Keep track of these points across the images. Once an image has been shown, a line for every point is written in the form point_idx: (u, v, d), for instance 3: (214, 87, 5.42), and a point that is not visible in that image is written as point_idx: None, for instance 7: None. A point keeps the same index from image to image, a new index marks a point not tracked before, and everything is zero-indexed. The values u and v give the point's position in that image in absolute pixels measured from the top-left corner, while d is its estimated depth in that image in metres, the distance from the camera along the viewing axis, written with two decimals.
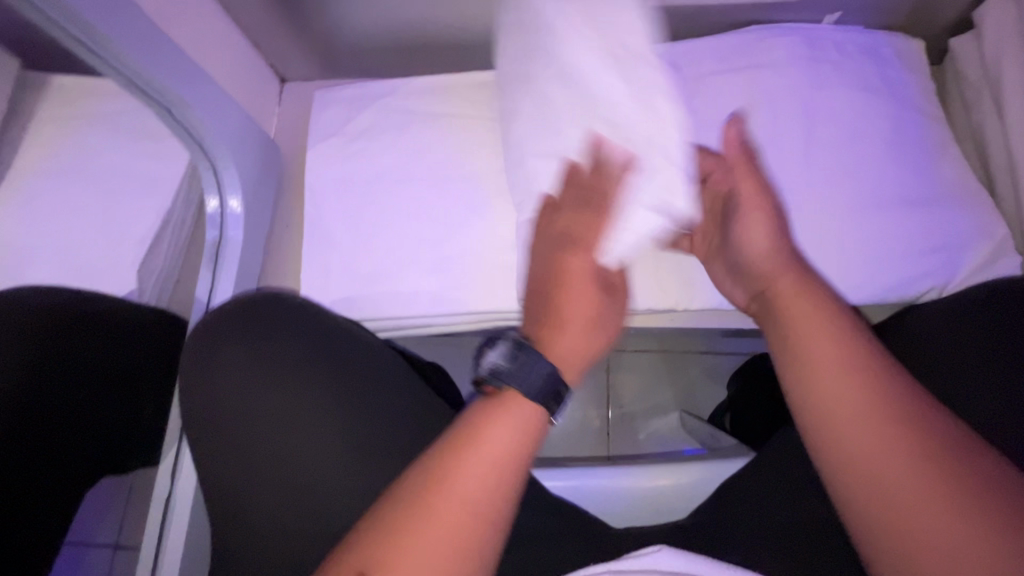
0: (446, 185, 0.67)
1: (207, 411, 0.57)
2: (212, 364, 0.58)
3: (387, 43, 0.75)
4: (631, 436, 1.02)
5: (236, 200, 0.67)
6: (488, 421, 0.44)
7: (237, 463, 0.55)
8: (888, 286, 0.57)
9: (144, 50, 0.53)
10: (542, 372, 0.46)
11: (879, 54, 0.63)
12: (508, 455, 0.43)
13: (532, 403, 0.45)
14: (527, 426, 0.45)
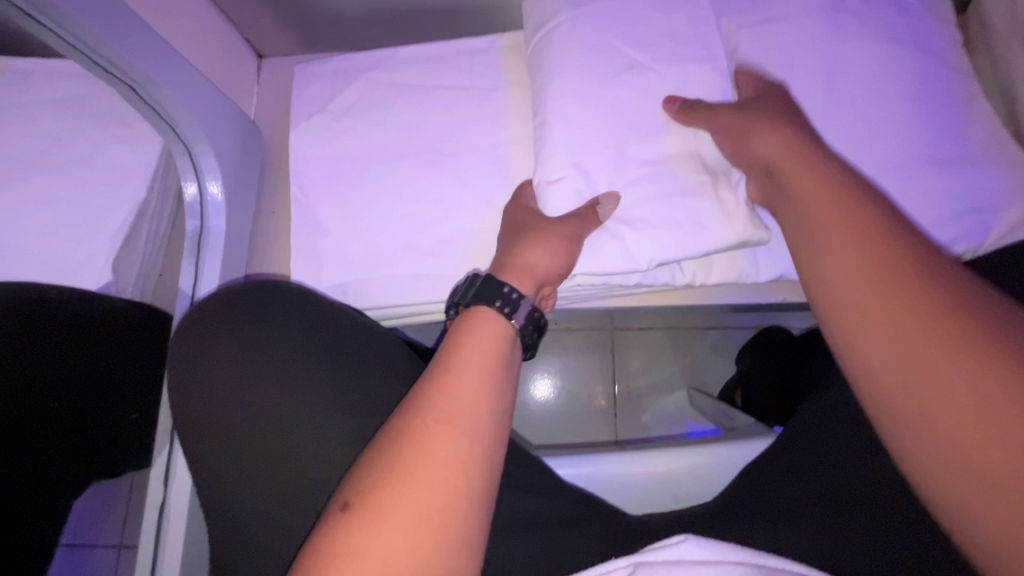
0: (440, 162, 0.63)
1: (194, 400, 0.54)
2: (195, 352, 0.55)
3: (372, 11, 0.70)
4: (637, 417, 0.99)
5: (216, 186, 0.62)
6: (460, 344, 0.45)
7: (237, 453, 0.52)
8: None
9: (106, 22, 0.47)
10: (485, 282, 0.50)
11: (902, 2, 0.58)
12: (484, 367, 0.44)
13: (478, 305, 0.48)
14: (499, 335, 0.47)
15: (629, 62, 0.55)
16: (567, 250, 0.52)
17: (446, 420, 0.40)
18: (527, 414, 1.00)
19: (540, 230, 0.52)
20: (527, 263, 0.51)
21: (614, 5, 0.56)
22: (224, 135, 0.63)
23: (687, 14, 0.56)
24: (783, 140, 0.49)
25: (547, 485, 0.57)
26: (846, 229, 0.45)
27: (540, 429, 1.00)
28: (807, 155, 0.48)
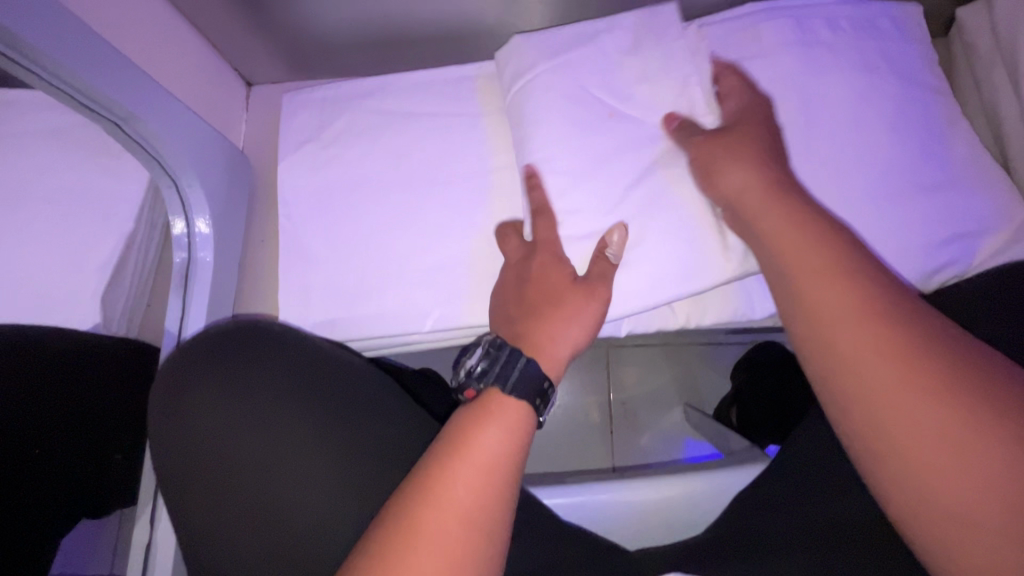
0: (427, 192, 0.63)
1: (181, 462, 0.53)
2: (185, 412, 0.54)
3: (360, 40, 0.70)
4: (634, 438, 0.98)
5: (204, 222, 0.62)
6: (471, 428, 0.44)
7: (220, 502, 0.52)
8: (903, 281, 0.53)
9: (83, 60, 0.46)
10: (528, 371, 0.47)
11: (877, 28, 0.59)
12: (500, 463, 0.43)
13: (516, 398, 0.46)
14: (519, 422, 0.46)
15: (611, 110, 0.56)
16: (588, 319, 0.51)
17: (446, 522, 0.39)
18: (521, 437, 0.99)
19: (572, 305, 0.51)
20: (552, 334, 0.50)
21: (588, 48, 0.57)
22: (211, 167, 0.62)
23: (657, 48, 0.56)
24: (752, 177, 0.49)
25: (538, 520, 0.57)
26: (844, 284, 0.44)
27: (537, 451, 0.99)
28: (784, 199, 0.48)
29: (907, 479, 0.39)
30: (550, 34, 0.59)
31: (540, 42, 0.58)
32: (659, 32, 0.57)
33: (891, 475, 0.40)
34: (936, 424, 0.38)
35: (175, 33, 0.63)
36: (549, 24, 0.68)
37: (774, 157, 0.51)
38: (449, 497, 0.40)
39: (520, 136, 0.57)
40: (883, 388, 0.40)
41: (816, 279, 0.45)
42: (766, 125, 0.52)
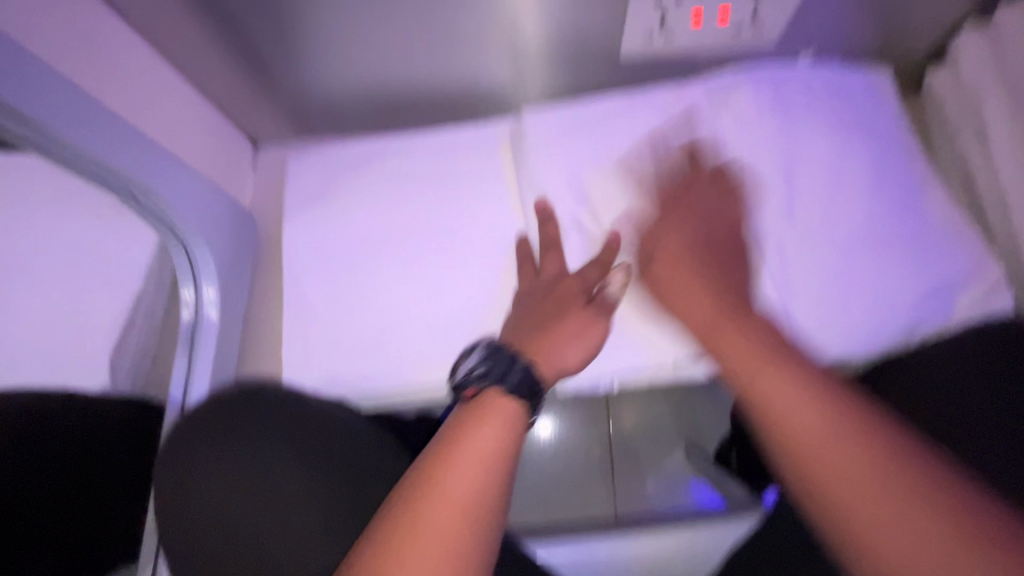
0: (426, 250, 0.65)
1: (183, 507, 0.55)
2: (191, 457, 0.56)
3: (363, 104, 0.74)
4: (638, 483, 0.96)
5: (212, 290, 0.65)
6: (466, 430, 0.43)
7: (208, 558, 0.52)
8: (889, 337, 0.55)
9: (85, 132, 0.49)
10: (524, 371, 0.47)
11: (850, 94, 0.63)
12: (490, 462, 0.42)
13: (512, 399, 0.45)
14: (509, 423, 0.44)
15: (636, 184, 0.61)
16: (592, 334, 0.53)
17: (447, 521, 0.38)
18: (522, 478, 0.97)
19: (581, 319, 0.53)
20: (563, 343, 0.51)
21: (615, 125, 0.64)
22: (216, 228, 0.65)
23: (665, 131, 0.62)
24: (689, 272, 0.48)
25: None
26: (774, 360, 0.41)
27: (536, 495, 0.96)
28: (705, 292, 0.47)
29: (866, 549, 0.34)
30: (555, 115, 0.65)
31: (550, 127, 0.65)
32: (689, 110, 0.63)
33: (850, 546, 0.35)
34: (892, 492, 0.35)
35: (187, 103, 0.67)
36: (543, 89, 0.72)
37: (728, 258, 0.51)
38: (441, 494, 0.39)
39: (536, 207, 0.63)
40: (808, 437, 0.38)
41: (759, 354, 0.42)
42: (718, 222, 0.52)
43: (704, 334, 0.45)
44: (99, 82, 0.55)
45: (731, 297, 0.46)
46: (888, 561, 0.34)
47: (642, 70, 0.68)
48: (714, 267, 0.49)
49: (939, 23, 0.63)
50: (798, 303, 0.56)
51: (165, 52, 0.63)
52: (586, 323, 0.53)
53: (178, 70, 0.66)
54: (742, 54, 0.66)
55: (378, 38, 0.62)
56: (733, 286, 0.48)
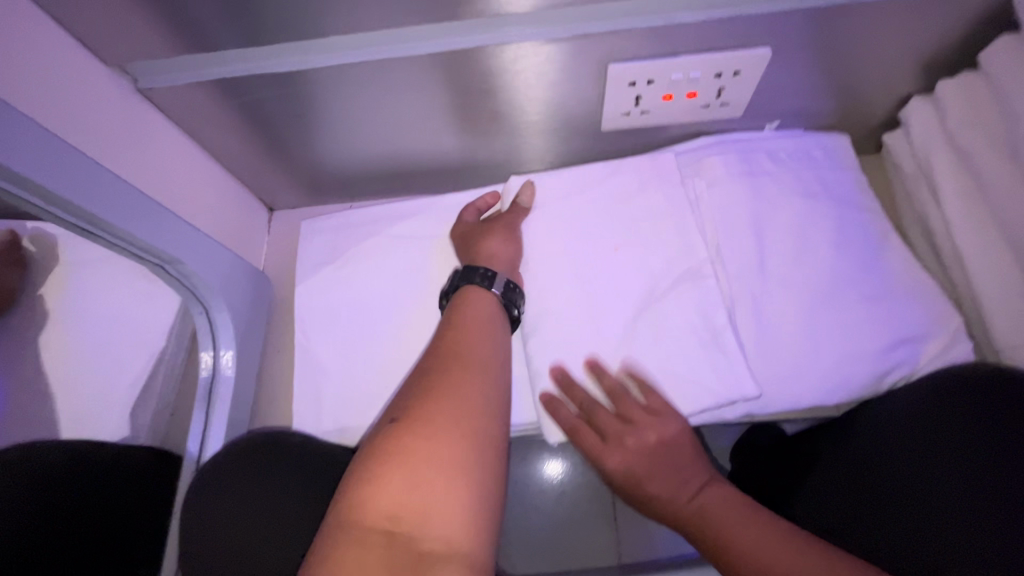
0: (427, 306, 0.71)
1: (209, 551, 0.58)
2: (217, 495, 0.61)
3: (370, 172, 0.80)
4: (642, 523, 0.93)
5: (229, 353, 0.70)
6: (461, 310, 0.57)
7: None
8: (863, 381, 0.58)
9: (129, 216, 0.55)
10: (465, 270, 0.61)
11: (811, 157, 0.69)
12: (483, 325, 0.56)
13: (466, 286, 0.60)
14: (490, 305, 0.58)
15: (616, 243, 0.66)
16: (511, 234, 0.65)
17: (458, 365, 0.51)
18: (521, 526, 0.95)
19: (500, 225, 0.66)
20: (489, 245, 0.64)
21: (599, 189, 0.69)
22: (236, 292, 0.71)
23: (642, 193, 0.68)
24: (652, 481, 0.56)
25: None
26: (718, 506, 0.54)
27: (536, 542, 0.95)
28: (669, 485, 0.56)
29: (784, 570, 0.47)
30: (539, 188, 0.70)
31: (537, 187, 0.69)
32: (666, 175, 0.68)
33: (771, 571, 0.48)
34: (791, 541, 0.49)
35: (211, 179, 0.74)
36: (534, 156, 0.79)
37: (676, 465, 0.57)
38: (454, 353, 0.53)
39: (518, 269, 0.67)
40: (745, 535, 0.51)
41: (713, 507, 0.54)
42: (653, 444, 0.57)
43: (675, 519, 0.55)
44: (139, 172, 0.61)
45: (691, 484, 0.56)
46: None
47: (624, 138, 0.74)
48: (668, 465, 0.57)
49: (891, 96, 0.69)
50: (774, 351, 0.60)
51: (196, 139, 0.70)
52: (506, 227, 0.66)
53: (207, 152, 0.73)
54: (713, 124, 0.72)
55: (385, 121, 0.69)
56: (688, 482, 0.56)
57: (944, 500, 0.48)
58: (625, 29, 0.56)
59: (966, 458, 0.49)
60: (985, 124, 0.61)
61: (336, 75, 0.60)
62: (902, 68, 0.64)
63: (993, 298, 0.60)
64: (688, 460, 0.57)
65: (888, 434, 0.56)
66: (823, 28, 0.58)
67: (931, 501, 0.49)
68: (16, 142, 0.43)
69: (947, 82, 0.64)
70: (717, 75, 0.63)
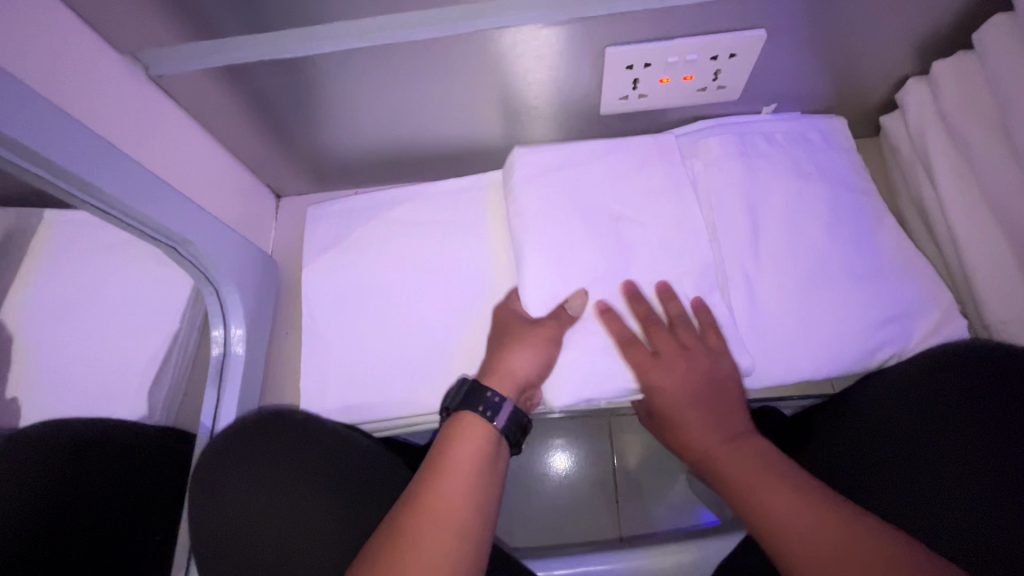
0: (429, 288, 0.73)
1: (217, 516, 0.62)
2: (229, 466, 0.64)
3: (373, 158, 0.82)
4: (644, 506, 0.97)
5: (239, 328, 0.72)
6: (457, 436, 0.57)
7: (236, 558, 0.59)
8: (852, 356, 0.60)
9: (142, 198, 0.57)
10: (472, 387, 0.60)
11: (806, 138, 0.70)
12: (474, 459, 0.55)
13: (466, 411, 0.58)
14: (487, 437, 0.57)
15: (615, 215, 0.67)
16: (544, 351, 0.60)
17: (448, 501, 0.52)
18: (524, 509, 0.99)
19: (528, 339, 0.61)
20: (514, 365, 0.60)
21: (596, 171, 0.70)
22: (245, 274, 0.73)
23: (638, 171, 0.69)
24: (688, 420, 0.59)
25: None
26: (749, 459, 0.55)
27: (539, 523, 0.98)
28: (702, 423, 0.58)
29: (797, 533, 0.49)
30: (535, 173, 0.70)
31: (540, 156, 0.69)
32: (665, 156, 0.69)
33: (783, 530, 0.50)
34: (810, 504, 0.50)
35: (219, 165, 0.76)
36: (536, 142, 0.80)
37: (714, 408, 0.59)
38: (439, 491, 0.52)
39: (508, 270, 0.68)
40: (766, 491, 0.52)
41: (742, 457, 0.56)
42: (703, 377, 0.59)
43: (704, 455, 0.58)
44: (149, 155, 0.63)
45: (727, 431, 0.58)
46: (803, 542, 0.48)
47: (623, 121, 0.76)
48: (706, 405, 0.58)
49: (887, 78, 0.70)
50: (765, 327, 0.62)
51: (205, 125, 0.72)
52: (538, 342, 0.60)
53: (215, 139, 0.75)
54: (710, 108, 0.73)
55: (388, 107, 0.71)
56: (725, 425, 0.58)
57: (930, 475, 0.52)
58: (621, 12, 0.57)
59: (987, 480, 0.48)
60: (980, 103, 0.62)
61: (341, 61, 0.62)
62: (898, 49, 0.65)
63: (985, 275, 0.61)
64: (730, 404, 0.59)
65: (884, 405, 0.58)
66: (818, 10, 0.58)
67: (913, 471, 0.53)
68: (34, 122, 0.45)
69: (943, 62, 0.65)
70: (712, 58, 0.64)
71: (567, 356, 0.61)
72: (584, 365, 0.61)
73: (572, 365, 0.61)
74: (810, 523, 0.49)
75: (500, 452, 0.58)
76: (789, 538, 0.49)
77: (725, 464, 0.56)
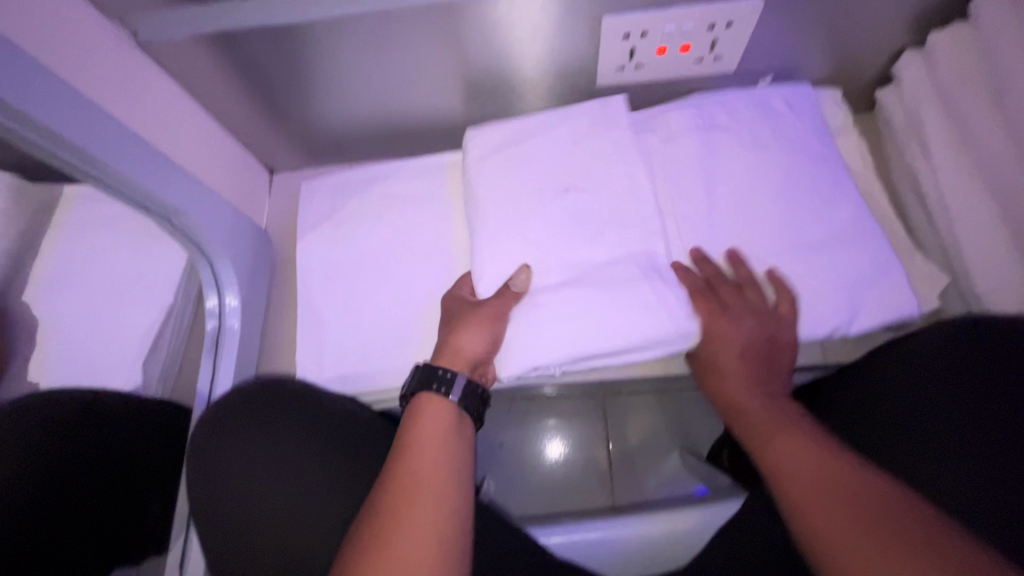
0: (424, 262, 0.73)
1: (218, 483, 0.64)
2: (224, 434, 0.65)
3: (366, 131, 0.81)
4: (635, 480, 1.03)
5: (233, 296, 0.72)
6: (424, 414, 0.58)
7: (242, 522, 0.62)
8: (829, 316, 0.62)
9: (135, 167, 0.56)
10: (425, 372, 0.60)
11: (768, 106, 0.70)
12: (444, 432, 0.57)
13: (422, 391, 0.59)
14: (449, 414, 0.58)
15: (565, 186, 0.67)
16: (491, 328, 0.61)
17: (429, 468, 0.53)
18: (522, 482, 1.04)
19: (475, 317, 0.62)
20: (464, 344, 0.61)
21: (592, 142, 0.69)
22: (240, 247, 0.72)
23: (603, 136, 0.69)
24: (732, 373, 0.60)
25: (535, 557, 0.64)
26: (779, 415, 0.56)
27: (538, 494, 1.04)
28: (744, 377, 0.60)
29: (802, 482, 0.49)
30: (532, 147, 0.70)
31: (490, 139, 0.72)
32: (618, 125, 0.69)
33: (789, 479, 0.50)
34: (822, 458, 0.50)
35: (211, 137, 0.75)
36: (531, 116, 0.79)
37: (758, 367, 0.60)
38: (417, 463, 0.53)
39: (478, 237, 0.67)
40: (782, 444, 0.53)
41: (773, 413, 0.56)
42: (763, 338, 0.60)
43: (739, 407, 0.59)
44: (141, 124, 0.62)
45: (767, 388, 0.59)
46: (806, 490, 0.48)
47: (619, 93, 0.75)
48: (752, 362, 0.60)
49: (883, 51, 0.70)
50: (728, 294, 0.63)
51: (196, 96, 0.71)
52: (485, 320, 0.62)
53: (207, 112, 0.74)
54: (706, 80, 0.73)
55: (382, 78, 0.70)
56: (767, 385, 0.60)
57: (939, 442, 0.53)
58: None
59: (984, 455, 0.50)
60: (974, 76, 0.62)
61: (334, 28, 0.61)
62: (896, 19, 0.65)
63: (975, 246, 0.61)
64: (778, 367, 0.61)
65: (892, 376, 0.59)
66: None
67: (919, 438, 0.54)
68: (23, 83, 0.45)
69: (938, 34, 0.65)
70: (709, 28, 0.63)
71: (512, 334, 0.62)
72: (530, 333, 0.62)
73: (520, 333, 0.62)
74: (817, 474, 0.49)
75: (464, 424, 0.59)
76: (794, 485, 0.49)
77: (755, 417, 0.57)
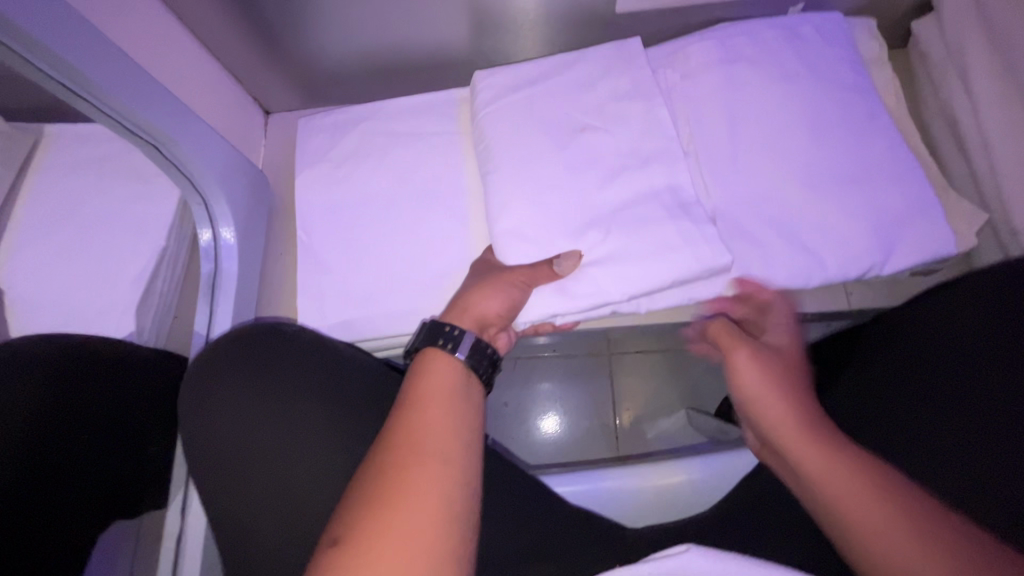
0: (431, 203, 0.69)
1: (212, 428, 0.61)
2: (220, 376, 0.62)
3: (369, 67, 0.76)
4: (639, 437, 1.02)
5: (229, 231, 0.67)
6: (431, 372, 0.53)
7: (239, 467, 0.60)
8: (869, 251, 0.59)
9: (125, 87, 0.52)
10: (432, 327, 0.57)
11: (796, 33, 0.66)
12: (452, 392, 0.52)
13: (427, 347, 0.55)
14: (456, 369, 0.54)
15: (580, 125, 0.64)
16: (512, 296, 0.59)
17: (433, 435, 0.48)
18: (526, 441, 1.03)
19: (500, 281, 0.59)
20: (481, 306, 0.58)
21: (614, 72, 0.65)
22: (236, 186, 0.68)
23: (626, 70, 0.65)
24: (774, 404, 0.54)
25: (548, 505, 0.62)
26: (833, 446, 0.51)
27: (541, 452, 1.02)
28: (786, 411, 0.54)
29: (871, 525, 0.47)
30: (549, 81, 0.66)
31: (496, 80, 0.67)
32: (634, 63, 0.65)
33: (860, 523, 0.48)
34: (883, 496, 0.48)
35: (204, 67, 0.69)
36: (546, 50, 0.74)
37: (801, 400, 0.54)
38: (422, 428, 0.49)
39: (492, 173, 0.63)
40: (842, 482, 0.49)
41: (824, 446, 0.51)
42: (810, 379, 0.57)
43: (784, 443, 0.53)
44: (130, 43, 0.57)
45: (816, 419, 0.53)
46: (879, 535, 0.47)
47: (640, 22, 0.70)
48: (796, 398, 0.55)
49: None
50: (763, 232, 0.60)
51: (186, 19, 0.66)
52: (510, 289, 0.59)
53: (198, 40, 0.68)
54: (734, 8, 0.68)
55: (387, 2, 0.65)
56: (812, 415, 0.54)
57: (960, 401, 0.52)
58: None
59: (998, 417, 0.50)
60: None
61: None
62: None
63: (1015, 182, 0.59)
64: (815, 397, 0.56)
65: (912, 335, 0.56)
66: None
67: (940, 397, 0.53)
68: None
69: None
70: None
71: (534, 295, 0.60)
72: (553, 293, 0.60)
73: (544, 298, 0.60)
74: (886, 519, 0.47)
75: (474, 383, 0.55)
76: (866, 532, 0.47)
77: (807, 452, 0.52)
